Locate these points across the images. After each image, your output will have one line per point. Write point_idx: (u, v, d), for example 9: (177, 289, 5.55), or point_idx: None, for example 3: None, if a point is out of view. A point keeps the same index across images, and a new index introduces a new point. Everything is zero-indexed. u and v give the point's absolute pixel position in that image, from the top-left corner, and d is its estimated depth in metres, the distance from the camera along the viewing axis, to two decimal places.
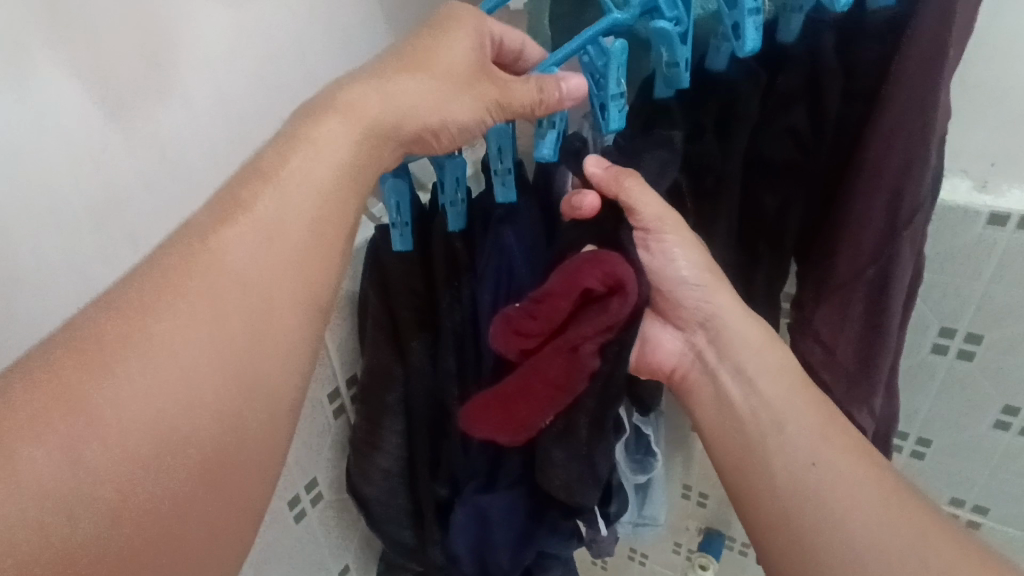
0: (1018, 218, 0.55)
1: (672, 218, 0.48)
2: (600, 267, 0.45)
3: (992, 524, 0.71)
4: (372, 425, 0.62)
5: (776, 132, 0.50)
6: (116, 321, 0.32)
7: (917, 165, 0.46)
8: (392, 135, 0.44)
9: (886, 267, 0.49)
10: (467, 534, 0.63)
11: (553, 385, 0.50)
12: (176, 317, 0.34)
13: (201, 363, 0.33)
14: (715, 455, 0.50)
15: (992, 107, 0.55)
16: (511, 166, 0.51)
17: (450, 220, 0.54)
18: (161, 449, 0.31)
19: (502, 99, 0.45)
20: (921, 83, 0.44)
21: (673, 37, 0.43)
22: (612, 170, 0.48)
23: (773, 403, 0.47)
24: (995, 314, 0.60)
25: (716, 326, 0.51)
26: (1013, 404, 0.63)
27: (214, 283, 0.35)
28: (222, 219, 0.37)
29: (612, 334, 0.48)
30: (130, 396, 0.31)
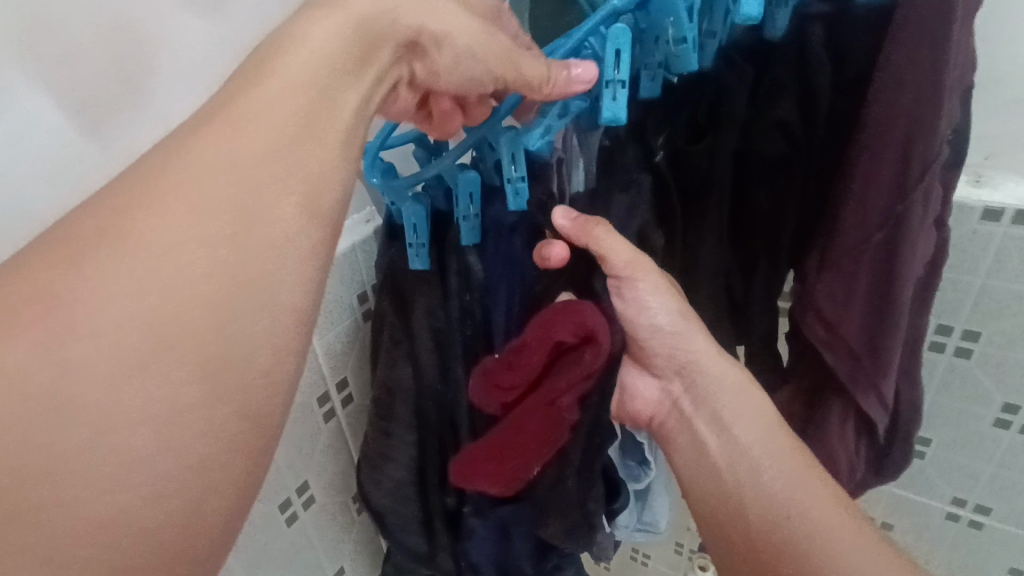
0: (1013, 212, 0.54)
1: (643, 263, 0.48)
2: (570, 319, 0.48)
3: (994, 523, 0.70)
4: (385, 434, 0.61)
5: (766, 125, 0.48)
6: (91, 239, 0.27)
7: (927, 119, 0.43)
8: (386, 36, 0.36)
9: (895, 235, 0.46)
10: (489, 543, 0.63)
11: (537, 435, 0.53)
12: (156, 226, 0.28)
13: (169, 309, 0.27)
14: (699, 492, 0.51)
15: (987, 95, 0.54)
16: (524, 173, 0.46)
17: (464, 235, 0.51)
18: (117, 413, 0.25)
19: (514, 54, 0.40)
20: (925, 41, 0.41)
21: (679, 8, 0.41)
22: (581, 221, 0.47)
23: (751, 449, 0.48)
24: (994, 309, 0.58)
25: (693, 372, 0.52)
26: (1013, 401, 0.62)
27: (199, 210, 0.29)
28: (207, 134, 0.30)
29: (590, 383, 0.51)
30: (92, 343, 0.26)
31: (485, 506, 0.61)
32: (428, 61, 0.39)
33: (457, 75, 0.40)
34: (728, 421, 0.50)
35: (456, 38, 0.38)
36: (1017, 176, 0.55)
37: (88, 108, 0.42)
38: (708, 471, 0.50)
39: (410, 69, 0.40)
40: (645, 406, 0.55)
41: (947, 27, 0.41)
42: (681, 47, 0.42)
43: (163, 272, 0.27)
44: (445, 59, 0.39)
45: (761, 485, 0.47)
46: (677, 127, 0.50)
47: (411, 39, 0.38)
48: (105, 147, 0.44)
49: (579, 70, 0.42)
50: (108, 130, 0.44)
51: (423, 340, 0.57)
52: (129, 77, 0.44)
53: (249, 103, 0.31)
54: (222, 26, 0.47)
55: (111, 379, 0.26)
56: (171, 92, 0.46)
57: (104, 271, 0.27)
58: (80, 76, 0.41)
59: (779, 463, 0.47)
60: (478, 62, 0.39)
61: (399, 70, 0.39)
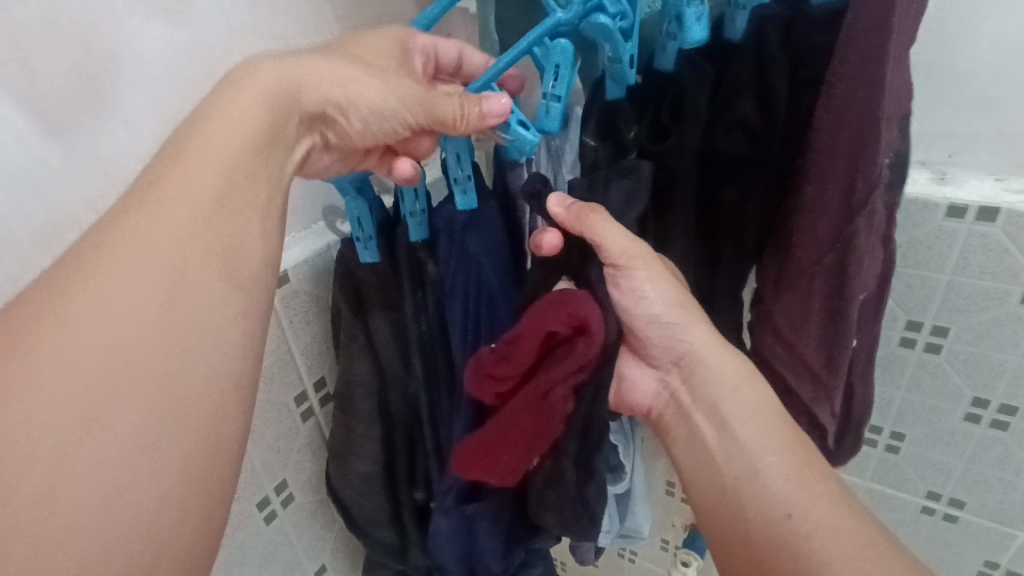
0: (976, 210, 0.54)
1: (641, 250, 0.48)
2: (560, 310, 0.47)
3: (970, 517, 0.70)
4: (350, 429, 0.62)
5: (727, 125, 0.48)
6: (53, 297, 0.34)
7: (871, 137, 0.43)
8: (296, 106, 0.45)
9: (842, 256, 0.46)
10: (453, 541, 0.63)
11: (533, 428, 0.52)
12: (111, 277, 0.35)
13: (131, 336, 0.34)
14: (693, 493, 0.51)
15: (948, 91, 0.54)
16: (471, 173, 0.51)
17: (412, 231, 0.55)
18: (83, 427, 0.31)
19: (425, 100, 0.47)
20: (865, 60, 0.42)
21: (614, 33, 0.43)
22: (575, 210, 0.47)
23: (746, 446, 0.48)
24: (960, 304, 0.59)
25: (691, 364, 0.51)
26: (982, 396, 0.62)
27: (155, 251, 0.36)
28: (153, 188, 0.38)
29: (585, 375, 0.50)
30: (55, 379, 0.31)
31: (447, 504, 0.61)
32: (337, 128, 0.48)
33: (367, 130, 0.48)
34: (727, 418, 0.49)
35: (361, 99, 0.46)
36: (980, 172, 0.56)
37: (50, 114, 0.43)
38: (697, 470, 0.51)
39: (323, 135, 0.49)
40: (642, 398, 0.54)
41: (884, 42, 0.41)
42: (617, 65, 0.45)
43: (121, 338, 0.33)
44: (353, 123, 0.47)
45: (762, 484, 0.46)
46: (647, 126, 0.50)
47: (319, 112, 0.46)
48: (70, 153, 0.45)
49: (493, 104, 0.45)
50: (75, 137, 0.45)
51: (383, 336, 0.58)
52: (98, 87, 0.45)
53: (197, 151, 0.40)
54: (187, 33, 0.48)
55: (79, 431, 0.31)
56: (135, 97, 0.47)
57: (70, 331, 0.33)
58: (46, 84, 0.42)
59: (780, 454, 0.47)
60: (388, 116, 0.47)
61: (310, 138, 0.48)
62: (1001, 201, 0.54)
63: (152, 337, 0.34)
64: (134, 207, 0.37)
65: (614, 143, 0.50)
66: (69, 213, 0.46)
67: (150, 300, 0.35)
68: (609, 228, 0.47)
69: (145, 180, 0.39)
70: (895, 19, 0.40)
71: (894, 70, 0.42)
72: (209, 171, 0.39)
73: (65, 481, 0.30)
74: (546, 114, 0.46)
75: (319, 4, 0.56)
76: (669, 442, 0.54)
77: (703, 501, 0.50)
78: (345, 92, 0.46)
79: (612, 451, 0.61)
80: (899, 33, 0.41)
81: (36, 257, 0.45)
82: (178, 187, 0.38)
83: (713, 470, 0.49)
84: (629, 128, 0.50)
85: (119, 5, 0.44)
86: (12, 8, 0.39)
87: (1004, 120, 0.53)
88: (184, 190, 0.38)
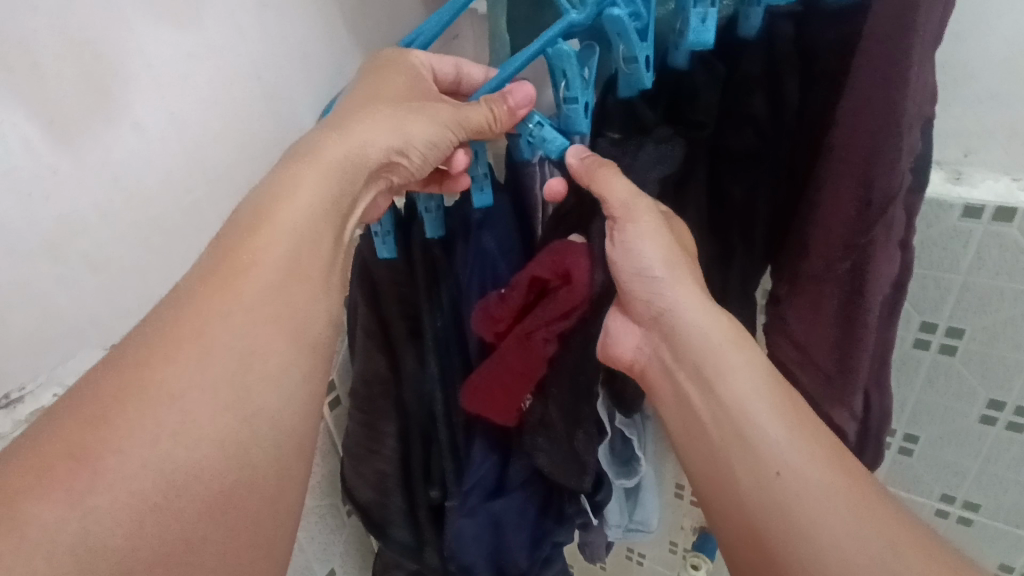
0: (993, 210, 0.53)
1: (642, 203, 0.46)
2: (550, 257, 0.50)
3: (983, 520, 0.70)
4: (368, 429, 0.61)
5: (737, 121, 0.48)
6: (127, 366, 0.35)
7: (889, 144, 0.43)
8: (360, 164, 0.46)
9: (862, 260, 0.46)
10: (478, 540, 0.62)
11: (517, 374, 0.54)
12: (183, 349, 0.36)
13: (195, 390, 0.36)
14: (689, 466, 0.46)
15: (963, 87, 0.53)
16: (487, 170, 0.52)
17: (428, 227, 0.54)
18: (168, 488, 0.33)
19: (459, 117, 0.47)
20: (879, 68, 0.42)
21: (630, 33, 0.43)
22: (589, 160, 0.47)
23: (732, 410, 0.43)
24: (977, 302, 0.58)
25: (671, 319, 0.47)
26: (998, 398, 0.62)
27: (231, 319, 0.38)
28: (230, 249, 0.40)
29: (571, 322, 0.52)
30: (136, 448, 0.33)
31: (472, 502, 0.61)
32: (401, 170, 0.49)
33: (428, 166, 0.48)
34: (711, 378, 0.45)
35: (415, 136, 0.47)
36: (993, 170, 0.55)
37: (59, 119, 0.42)
38: (689, 444, 0.46)
39: (387, 181, 0.49)
40: (624, 353, 0.50)
41: (904, 51, 0.41)
42: (633, 65, 0.44)
43: (173, 434, 0.34)
44: (415, 162, 0.48)
45: (750, 446, 0.42)
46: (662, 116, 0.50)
47: (385, 162, 0.47)
48: (78, 159, 0.44)
49: (516, 97, 0.46)
50: (85, 144, 0.44)
51: (399, 331, 0.58)
52: (107, 95, 0.44)
53: (274, 221, 0.42)
54: (196, 36, 0.48)
55: (134, 522, 0.32)
56: (147, 104, 0.46)
57: (125, 423, 0.33)
58: (52, 89, 0.42)
59: (776, 425, 0.42)
60: (442, 144, 0.48)
61: (377, 185, 0.48)
62: (1017, 201, 0.53)
63: (204, 429, 0.35)
64: (199, 296, 0.38)
65: (635, 127, 0.49)
66: (80, 221, 0.45)
67: (205, 389, 0.36)
68: (618, 181, 0.46)
69: (219, 250, 0.40)
70: (914, 33, 0.40)
71: (916, 75, 0.42)
72: (263, 248, 0.41)
73: (136, 530, 0.32)
74: (570, 117, 0.47)
75: (327, 8, 0.55)
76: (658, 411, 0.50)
77: (697, 473, 0.46)
78: (394, 134, 0.47)
79: (624, 443, 0.60)
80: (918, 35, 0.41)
81: (44, 265, 0.44)
82: (224, 277, 0.39)
83: (706, 442, 0.45)
84: (647, 112, 0.49)
85: (127, 8, 0.44)
86: (21, 14, 0.39)
87: (1017, 118, 0.53)
88: (241, 275, 0.40)
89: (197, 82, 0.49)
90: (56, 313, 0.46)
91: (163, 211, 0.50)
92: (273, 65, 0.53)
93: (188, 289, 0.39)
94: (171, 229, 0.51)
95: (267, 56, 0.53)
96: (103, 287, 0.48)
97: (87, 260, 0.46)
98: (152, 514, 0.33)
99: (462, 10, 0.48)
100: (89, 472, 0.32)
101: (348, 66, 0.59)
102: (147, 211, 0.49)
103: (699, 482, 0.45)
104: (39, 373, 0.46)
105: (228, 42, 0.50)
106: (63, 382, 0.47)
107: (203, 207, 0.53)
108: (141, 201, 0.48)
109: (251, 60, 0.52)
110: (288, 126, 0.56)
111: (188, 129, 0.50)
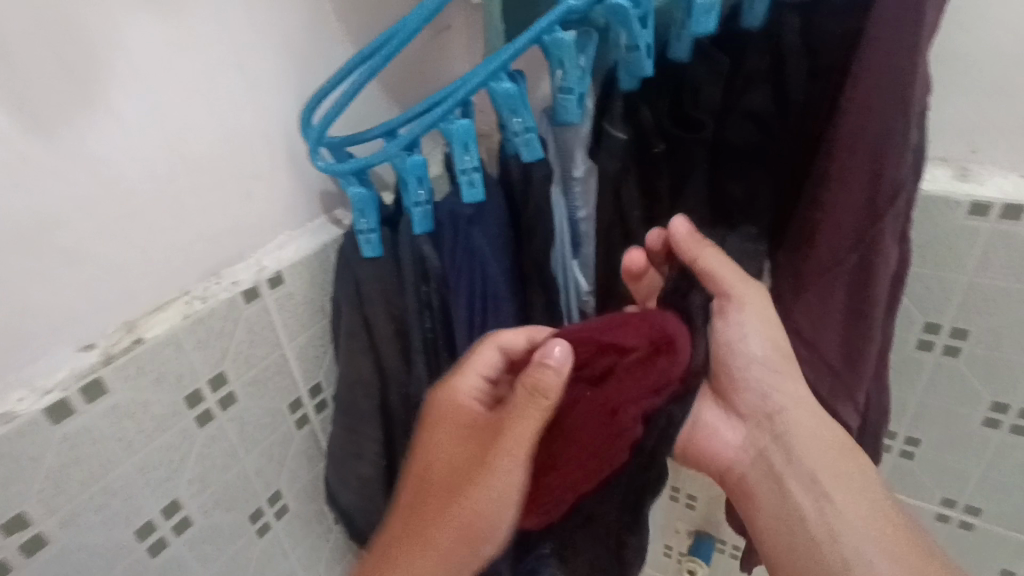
0: (1000, 207, 0.52)
1: (752, 288, 0.48)
2: (645, 324, 0.45)
3: (985, 525, 0.69)
4: (352, 434, 0.59)
5: (738, 117, 0.46)
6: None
7: (898, 134, 0.41)
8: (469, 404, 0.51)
9: (871, 249, 0.44)
10: None
11: (590, 459, 0.47)
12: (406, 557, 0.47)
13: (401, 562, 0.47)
14: (772, 545, 0.52)
15: (975, 80, 0.51)
16: (478, 163, 0.48)
17: (416, 223, 0.51)
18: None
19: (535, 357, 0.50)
20: (891, 56, 0.40)
21: (632, 20, 0.42)
22: (692, 236, 0.47)
23: (824, 489, 0.50)
24: (981, 304, 0.57)
25: (780, 419, 0.52)
26: (1002, 401, 0.61)
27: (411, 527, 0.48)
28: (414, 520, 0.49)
29: (661, 400, 0.46)
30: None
31: None
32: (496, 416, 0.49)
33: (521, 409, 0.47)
34: (819, 478, 0.50)
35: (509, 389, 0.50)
36: (1003, 167, 0.53)
37: (32, 104, 0.40)
38: (775, 521, 0.52)
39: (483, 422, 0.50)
40: (727, 448, 0.55)
41: (915, 39, 0.39)
42: (634, 53, 0.43)
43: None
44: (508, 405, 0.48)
45: None
46: (660, 113, 0.48)
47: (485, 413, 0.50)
48: (52, 146, 0.41)
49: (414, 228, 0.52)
50: (59, 131, 0.41)
51: (384, 333, 0.56)
52: (85, 80, 0.42)
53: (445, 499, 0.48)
54: (177, 20, 0.45)
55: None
56: (126, 89, 0.44)
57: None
58: (25, 72, 0.39)
59: (878, 539, 0.48)
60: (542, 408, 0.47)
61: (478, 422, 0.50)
62: None
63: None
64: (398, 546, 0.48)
65: (636, 124, 0.48)
66: (55, 211, 0.43)
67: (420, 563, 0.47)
68: (726, 263, 0.48)
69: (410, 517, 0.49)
70: (923, 14, 0.39)
71: (924, 63, 0.41)
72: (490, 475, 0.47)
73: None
74: (563, 107, 0.46)
75: None
76: (755, 501, 0.54)
77: None
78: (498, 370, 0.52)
79: None
80: (927, 21, 0.39)
81: (16, 259, 0.42)
82: (409, 521, 0.49)
83: (803, 532, 0.50)
84: (643, 107, 0.47)
85: None
86: None
87: None
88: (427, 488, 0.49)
89: (180, 69, 0.46)
90: (27, 309, 0.43)
91: (145, 204, 0.48)
92: (259, 53, 0.51)
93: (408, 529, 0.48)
94: (153, 225, 0.49)
95: (252, 43, 0.50)
96: (79, 284, 0.46)
97: (60, 253, 0.44)
98: None
99: (440, 6, 0.44)
100: None
101: (339, 57, 0.57)
102: (128, 202, 0.46)
103: (776, 556, 0.52)
104: (4, 378, 0.43)
105: (212, 29, 0.47)
106: (30, 385, 0.45)
107: (188, 201, 0.50)
108: (120, 192, 0.46)
109: (236, 48, 0.49)
110: (276, 121, 0.54)
111: (172, 118, 0.47)
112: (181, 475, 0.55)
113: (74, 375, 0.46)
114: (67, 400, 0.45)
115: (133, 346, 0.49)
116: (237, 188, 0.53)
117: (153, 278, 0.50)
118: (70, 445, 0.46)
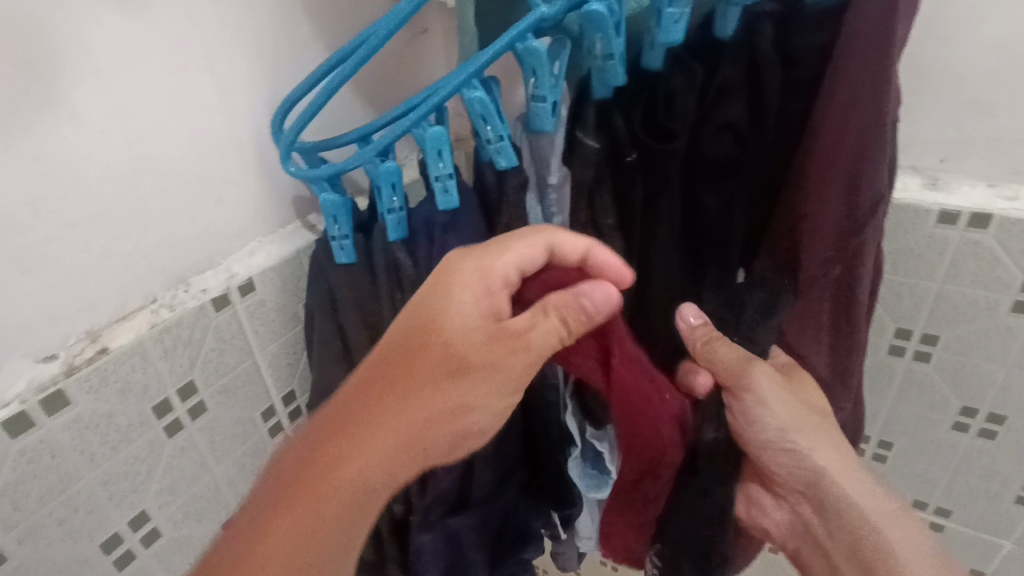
0: (969, 215, 0.53)
1: (764, 377, 0.48)
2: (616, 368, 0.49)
3: (954, 526, 0.70)
4: None
5: (715, 128, 0.46)
6: (330, 433, 0.46)
7: (873, 147, 0.42)
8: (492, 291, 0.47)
9: (853, 259, 0.45)
10: (440, 558, 0.59)
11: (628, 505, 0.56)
12: (382, 409, 0.46)
13: (377, 422, 0.46)
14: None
15: (944, 91, 0.51)
16: (451, 170, 0.48)
17: (390, 230, 0.50)
18: (336, 439, 0.45)
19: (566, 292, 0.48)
20: (866, 68, 0.40)
21: (607, 27, 0.41)
22: (701, 329, 0.49)
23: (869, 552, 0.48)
24: (950, 311, 0.58)
25: (817, 492, 0.51)
26: (971, 406, 0.61)
27: (399, 390, 0.46)
28: (402, 376, 0.46)
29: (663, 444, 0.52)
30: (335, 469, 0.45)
31: (432, 518, 0.58)
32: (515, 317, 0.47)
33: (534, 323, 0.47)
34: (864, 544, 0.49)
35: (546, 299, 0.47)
36: (972, 178, 0.54)
37: None
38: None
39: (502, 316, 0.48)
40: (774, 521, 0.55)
41: (888, 52, 0.40)
42: (608, 61, 0.43)
43: (363, 461, 0.45)
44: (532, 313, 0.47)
45: None
46: (638, 124, 0.47)
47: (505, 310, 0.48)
48: (6, 150, 0.40)
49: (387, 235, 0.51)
50: (13, 136, 0.40)
51: (358, 341, 0.55)
52: (40, 83, 0.41)
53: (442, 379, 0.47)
54: (139, 22, 0.44)
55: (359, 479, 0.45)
56: (84, 91, 0.43)
57: (344, 453, 0.45)
58: None
59: None
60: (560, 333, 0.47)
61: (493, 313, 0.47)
62: (993, 207, 0.52)
63: (379, 502, 0.47)
64: (380, 399, 0.46)
65: (609, 134, 0.48)
66: (9, 218, 0.41)
67: (385, 443, 0.46)
68: (731, 352, 0.49)
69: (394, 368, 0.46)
70: (895, 27, 0.39)
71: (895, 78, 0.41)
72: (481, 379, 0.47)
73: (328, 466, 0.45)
74: (537, 115, 0.46)
75: None
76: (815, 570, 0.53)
77: None
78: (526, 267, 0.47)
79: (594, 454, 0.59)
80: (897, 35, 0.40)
81: None
82: (395, 379, 0.46)
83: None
84: (619, 116, 0.47)
85: None
86: None
87: (999, 126, 0.51)
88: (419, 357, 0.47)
89: (143, 73, 0.45)
90: None
91: (106, 212, 0.46)
92: (227, 57, 0.50)
93: (393, 380, 0.46)
94: (115, 232, 0.47)
95: (220, 47, 0.49)
96: (37, 293, 0.44)
97: (14, 260, 0.42)
98: (339, 457, 0.45)
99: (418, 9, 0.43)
100: (324, 481, 0.44)
101: (312, 60, 0.56)
102: (87, 208, 0.45)
103: None
104: None
105: (177, 31, 0.46)
106: None
107: (153, 207, 0.49)
108: (80, 197, 0.44)
109: (203, 51, 0.48)
110: (246, 124, 0.53)
111: (134, 122, 0.46)
112: (147, 486, 0.54)
113: (32, 388, 0.45)
114: (25, 413, 0.44)
115: (97, 356, 0.48)
116: (204, 194, 0.52)
117: (116, 287, 0.49)
118: (28, 458, 0.45)
